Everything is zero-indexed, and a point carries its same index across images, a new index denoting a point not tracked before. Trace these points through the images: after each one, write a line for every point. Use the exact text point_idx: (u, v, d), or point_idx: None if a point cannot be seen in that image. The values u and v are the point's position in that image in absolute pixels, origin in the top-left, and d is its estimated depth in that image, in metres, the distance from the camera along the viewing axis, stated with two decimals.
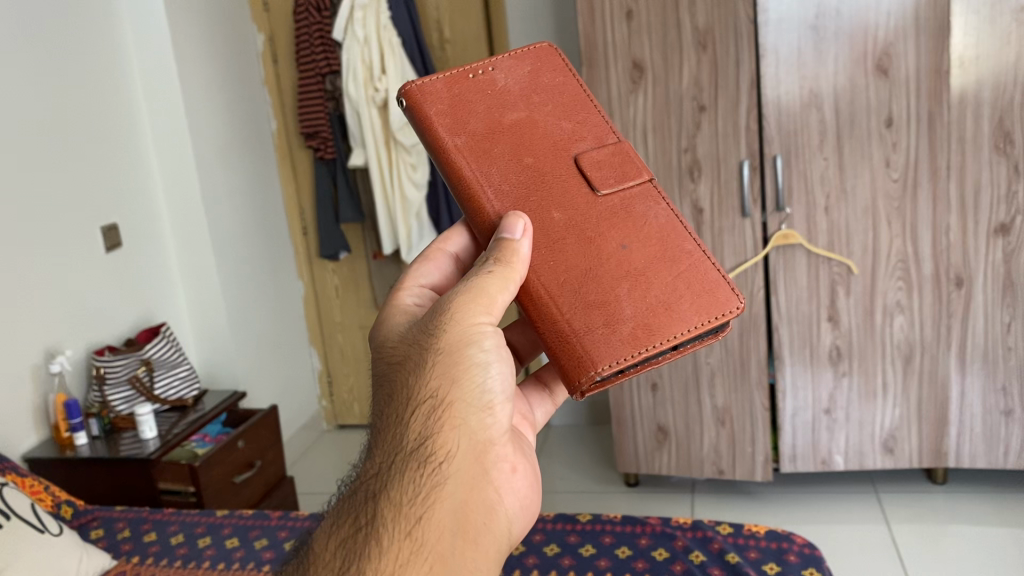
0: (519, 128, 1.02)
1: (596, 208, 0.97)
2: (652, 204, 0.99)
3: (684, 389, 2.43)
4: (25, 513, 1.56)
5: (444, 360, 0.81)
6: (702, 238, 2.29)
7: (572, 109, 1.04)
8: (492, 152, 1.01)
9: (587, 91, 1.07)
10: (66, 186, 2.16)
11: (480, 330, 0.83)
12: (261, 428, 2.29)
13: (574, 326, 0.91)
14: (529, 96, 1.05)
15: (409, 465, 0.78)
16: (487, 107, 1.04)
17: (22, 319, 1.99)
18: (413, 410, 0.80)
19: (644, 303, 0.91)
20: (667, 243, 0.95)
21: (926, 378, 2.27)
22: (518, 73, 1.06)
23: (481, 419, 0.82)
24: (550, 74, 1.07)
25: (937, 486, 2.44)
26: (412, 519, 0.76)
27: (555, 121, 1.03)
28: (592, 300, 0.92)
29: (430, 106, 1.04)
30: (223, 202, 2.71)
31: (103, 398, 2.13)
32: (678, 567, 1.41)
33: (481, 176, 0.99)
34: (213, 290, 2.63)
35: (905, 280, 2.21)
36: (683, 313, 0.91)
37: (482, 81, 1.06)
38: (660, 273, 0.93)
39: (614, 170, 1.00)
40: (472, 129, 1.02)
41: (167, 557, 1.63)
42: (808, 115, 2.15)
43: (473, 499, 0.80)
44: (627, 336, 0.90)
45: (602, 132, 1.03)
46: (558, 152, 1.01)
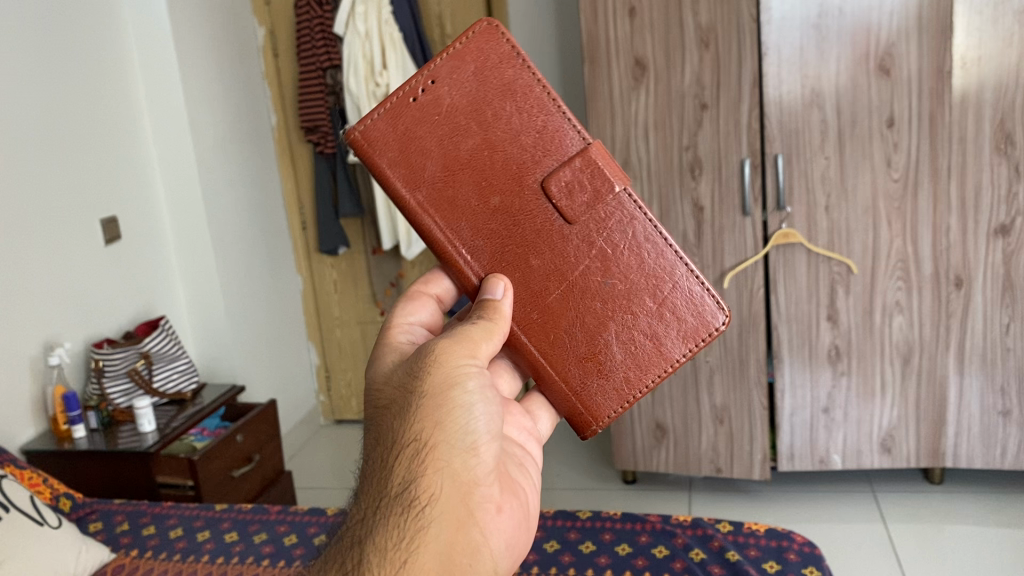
0: (479, 160, 0.96)
1: (573, 243, 0.97)
2: (627, 220, 0.98)
3: (682, 386, 2.43)
4: (25, 505, 1.56)
5: (428, 402, 0.82)
6: (703, 236, 2.29)
7: (529, 117, 0.96)
8: (458, 199, 0.97)
9: (540, 80, 0.96)
10: (65, 177, 2.15)
11: (463, 373, 0.85)
12: (259, 422, 2.29)
13: (572, 382, 0.99)
14: (480, 112, 0.95)
15: (393, 509, 0.77)
16: (439, 140, 0.96)
17: (20, 310, 1.98)
18: (397, 453, 0.80)
19: (631, 346, 0.99)
20: (648, 269, 0.98)
21: (924, 379, 2.28)
22: (461, 82, 0.95)
23: (466, 460, 0.82)
24: (496, 72, 0.95)
25: (933, 486, 2.45)
26: (396, 563, 0.75)
27: (514, 140, 0.96)
28: (583, 355, 0.99)
29: (380, 155, 0.97)
30: (223, 196, 2.70)
31: (101, 390, 2.13)
32: (678, 565, 1.41)
33: (452, 232, 0.98)
34: (212, 283, 2.63)
35: (904, 279, 2.22)
36: (670, 344, 0.99)
37: (427, 104, 0.96)
38: (643, 305, 0.98)
39: (586, 190, 0.96)
40: (431, 173, 0.97)
41: (166, 550, 1.63)
42: (809, 114, 2.16)
43: (459, 541, 0.79)
44: (620, 383, 0.99)
45: (563, 139, 0.96)
46: (525, 183, 0.96)
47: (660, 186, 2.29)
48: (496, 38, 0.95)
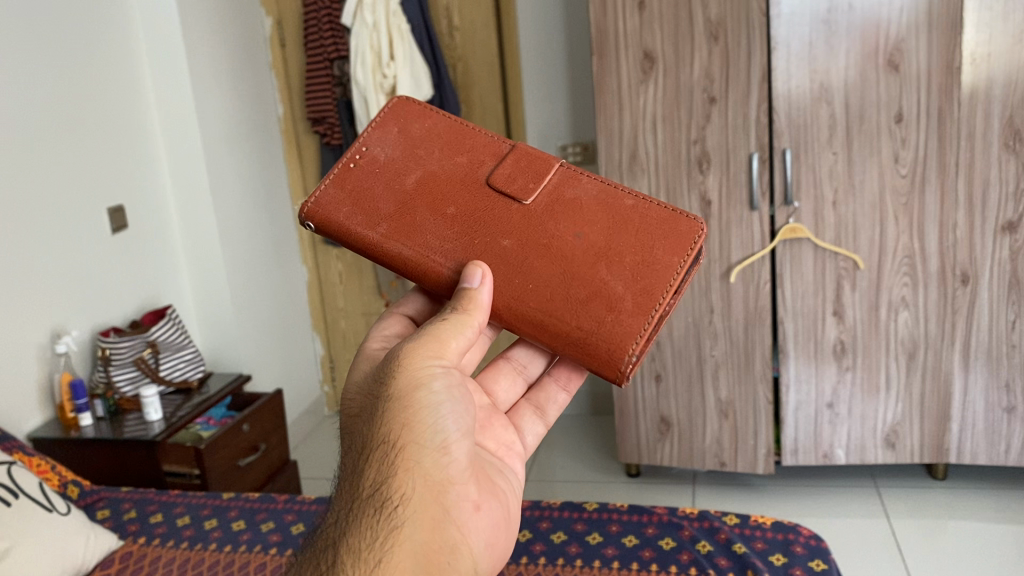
0: (424, 184, 1.06)
1: (536, 217, 1.03)
2: (576, 185, 1.06)
3: (687, 380, 2.44)
4: (34, 491, 1.56)
5: (394, 405, 0.85)
6: (710, 230, 2.29)
7: (458, 142, 1.09)
8: (417, 219, 1.05)
9: (455, 117, 1.12)
10: (73, 165, 2.15)
11: (429, 373, 0.88)
12: (264, 412, 2.29)
13: (584, 326, 0.99)
14: (412, 154, 1.09)
15: (365, 511, 0.80)
16: (384, 182, 1.08)
17: (28, 298, 1.99)
18: (368, 456, 0.83)
19: (628, 272, 1.00)
20: (614, 212, 1.03)
21: (929, 375, 2.28)
22: (388, 139, 1.10)
23: (437, 460, 0.84)
24: (416, 124, 1.11)
25: (936, 482, 2.45)
26: (370, 563, 0.77)
27: (449, 160, 1.08)
28: (583, 297, 1.00)
29: (335, 214, 1.07)
30: (229, 186, 2.71)
31: (108, 378, 2.13)
32: (684, 557, 1.42)
33: (422, 244, 1.03)
34: (218, 273, 2.63)
35: (910, 275, 2.22)
36: (664, 261, 1.00)
37: (366, 164, 1.09)
38: (623, 240, 1.02)
39: (527, 174, 1.05)
40: (385, 211, 1.06)
41: (173, 538, 1.63)
42: (818, 109, 2.15)
43: (436, 540, 0.81)
44: (633, 307, 0.99)
45: (492, 146, 1.08)
46: (473, 187, 1.06)
47: (667, 179, 2.29)
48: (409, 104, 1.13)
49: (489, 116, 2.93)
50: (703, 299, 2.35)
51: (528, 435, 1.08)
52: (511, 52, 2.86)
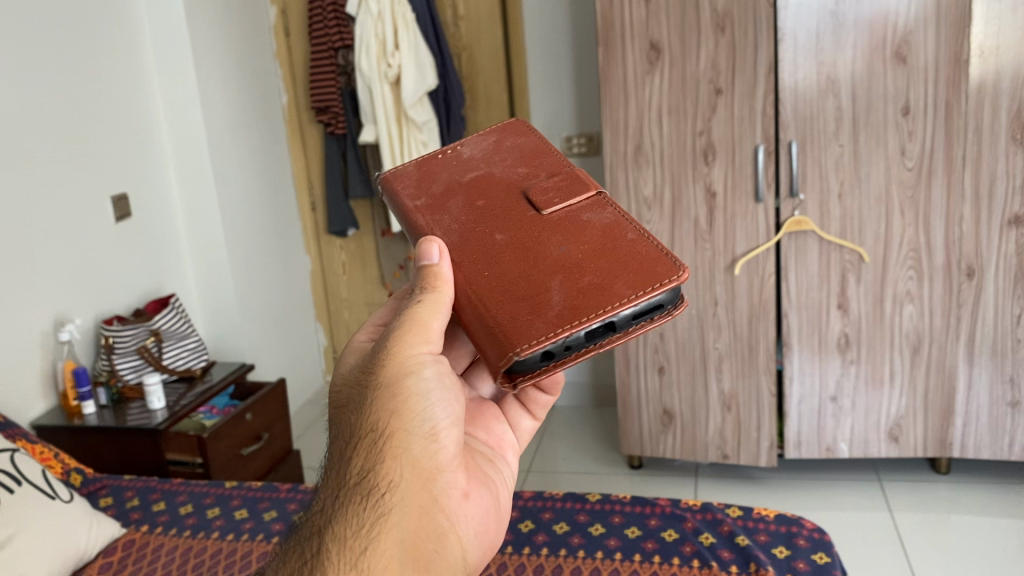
0: (477, 181, 1.02)
1: (540, 223, 0.95)
2: (597, 212, 0.96)
3: (691, 372, 2.44)
4: (37, 479, 1.56)
5: (384, 393, 0.84)
6: (716, 222, 2.28)
7: (529, 158, 1.05)
8: (449, 203, 1.00)
9: (549, 144, 1.07)
10: (77, 153, 2.15)
11: (419, 360, 0.86)
12: (267, 401, 2.29)
13: (499, 318, 0.86)
14: (489, 158, 1.06)
15: (353, 499, 0.79)
16: (450, 172, 1.05)
17: (31, 286, 1.99)
18: (355, 444, 0.82)
19: (575, 288, 0.86)
20: (609, 239, 0.91)
21: (933, 369, 2.28)
22: (482, 144, 1.08)
23: (426, 447, 0.83)
24: (512, 140, 1.08)
25: (939, 476, 2.45)
26: (356, 551, 0.77)
27: (512, 170, 1.03)
28: (520, 296, 0.87)
29: (396, 183, 1.05)
30: (233, 175, 2.70)
31: (111, 366, 2.13)
32: (687, 549, 1.41)
33: (435, 221, 0.98)
34: (221, 262, 2.63)
35: (915, 269, 2.21)
36: (616, 289, 0.85)
37: (449, 156, 1.07)
38: (595, 261, 0.89)
39: (561, 191, 0.97)
40: (434, 190, 1.03)
41: (175, 527, 1.63)
42: (825, 101, 2.14)
43: (423, 527, 0.81)
44: (553, 318, 0.84)
45: (557, 168, 1.02)
46: (510, 191, 1.00)
47: (673, 171, 2.28)
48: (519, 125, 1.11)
49: (495, 107, 2.94)
50: (708, 292, 2.35)
51: (519, 430, 1.07)
52: (516, 43, 2.85)
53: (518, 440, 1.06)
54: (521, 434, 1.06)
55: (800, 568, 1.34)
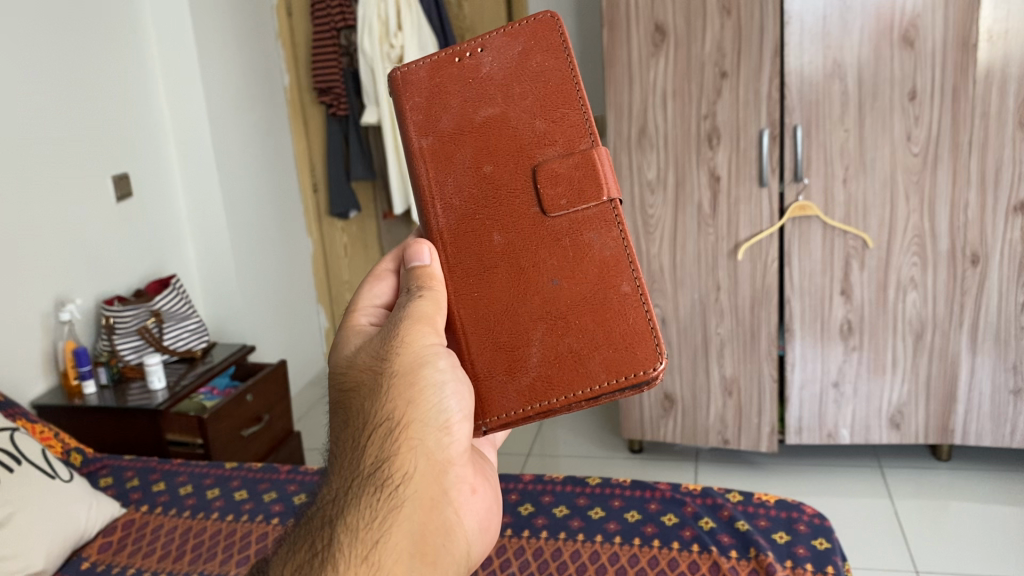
0: (488, 129, 0.93)
1: (539, 230, 0.91)
2: (601, 231, 0.91)
3: (692, 357, 2.43)
4: (36, 458, 1.56)
5: (399, 382, 0.80)
6: (719, 206, 2.27)
7: (552, 105, 0.92)
8: (454, 158, 0.94)
9: (578, 79, 0.92)
10: (77, 131, 2.14)
11: (433, 351, 0.84)
12: (268, 381, 2.29)
13: (478, 367, 0.91)
14: (509, 87, 0.93)
15: (366, 489, 0.75)
16: (463, 101, 0.94)
17: (31, 265, 1.98)
18: (369, 433, 0.78)
19: (552, 352, 0.89)
20: (600, 281, 0.89)
21: (936, 355, 2.27)
22: (505, 55, 0.94)
23: (440, 439, 0.80)
24: (539, 58, 0.93)
25: (940, 463, 2.45)
26: (368, 543, 0.72)
27: (529, 120, 0.92)
28: (502, 343, 0.91)
29: (407, 98, 0.96)
30: (235, 156, 2.69)
31: (111, 347, 2.13)
32: (687, 533, 1.41)
33: (438, 185, 0.95)
34: (222, 243, 2.62)
35: (920, 255, 2.20)
36: (590, 369, 0.88)
37: (467, 67, 0.95)
38: (579, 317, 0.89)
39: (570, 187, 0.90)
40: (443, 128, 0.95)
41: (175, 507, 1.63)
42: (830, 85, 2.13)
43: (433, 520, 0.77)
44: (525, 388, 0.90)
45: (576, 135, 0.91)
46: (519, 160, 0.92)
47: (676, 155, 2.26)
48: (552, 29, 0.94)
49: None
50: (710, 277, 2.34)
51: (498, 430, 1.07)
52: None
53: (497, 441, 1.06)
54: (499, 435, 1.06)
55: (800, 554, 1.34)
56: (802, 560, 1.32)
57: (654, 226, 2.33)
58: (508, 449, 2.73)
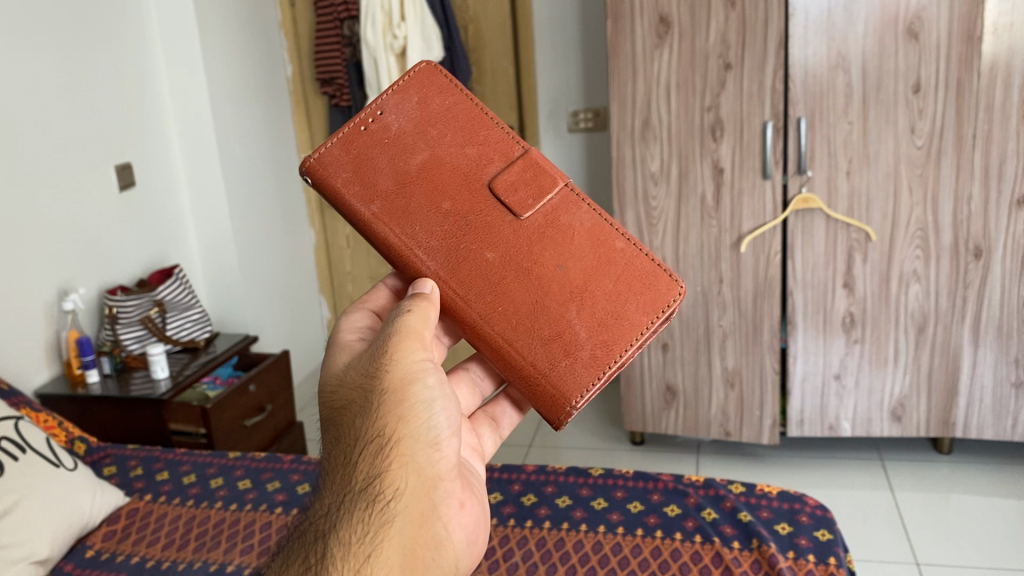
0: (428, 172, 0.99)
1: (524, 234, 0.98)
2: (574, 212, 1.00)
3: (694, 349, 2.43)
4: (41, 446, 1.56)
5: (389, 398, 0.82)
6: (722, 198, 2.27)
7: (472, 132, 1.01)
8: (410, 208, 0.99)
9: (477, 103, 1.03)
10: (80, 121, 2.13)
11: (422, 367, 0.85)
12: (270, 371, 2.29)
13: (537, 365, 0.97)
14: (425, 132, 1.01)
15: (357, 504, 0.76)
16: (390, 158, 1.00)
17: (35, 254, 1.98)
18: (360, 449, 0.79)
19: (595, 320, 0.97)
20: (599, 249, 0.99)
21: (938, 348, 2.28)
22: (406, 109, 1.02)
23: (429, 455, 0.82)
24: (437, 99, 1.02)
25: (941, 456, 2.45)
26: (360, 557, 0.73)
27: (459, 150, 1.00)
28: (547, 335, 0.97)
29: (335, 177, 1.00)
30: (238, 146, 2.69)
31: (115, 336, 2.13)
32: (689, 524, 1.42)
33: (408, 235, 0.98)
34: (225, 234, 2.62)
35: (923, 249, 2.20)
36: (633, 317, 0.97)
37: (375, 131, 1.01)
38: (600, 284, 0.98)
39: (530, 186, 0.99)
40: (384, 187, 0.99)
41: (179, 496, 1.64)
42: (834, 78, 2.12)
43: (422, 534, 0.79)
44: (589, 359, 0.96)
45: (506, 146, 1.01)
46: (471, 185, 0.99)
47: (680, 146, 2.26)
48: (434, 75, 1.04)
49: (501, 80, 2.91)
50: (713, 269, 2.34)
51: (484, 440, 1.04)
52: (523, 15, 2.82)
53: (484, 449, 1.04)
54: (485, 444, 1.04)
55: (802, 545, 1.34)
56: (804, 551, 1.33)
57: (657, 218, 2.34)
58: (510, 440, 2.74)
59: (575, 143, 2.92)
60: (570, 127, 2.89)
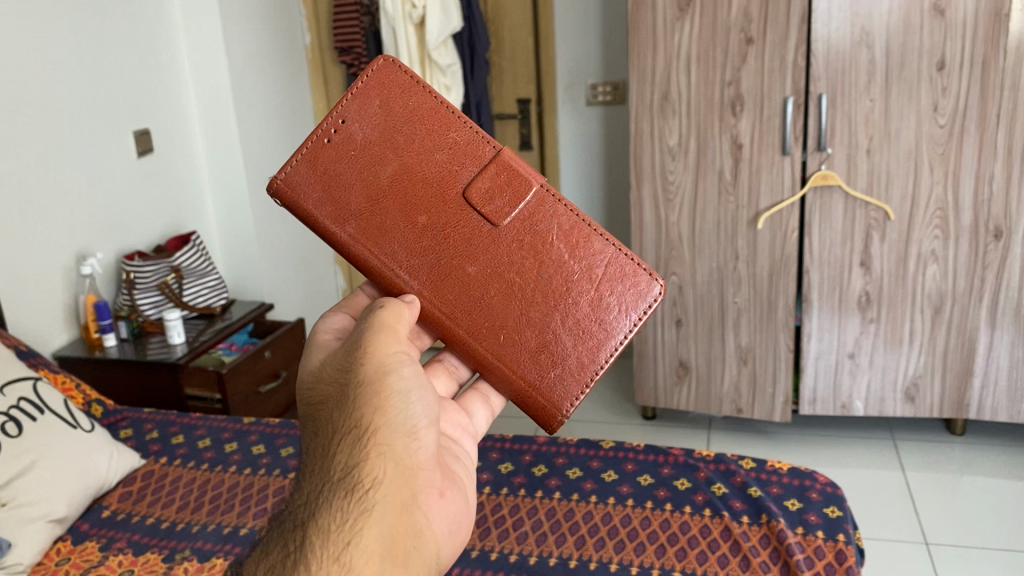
0: (399, 186, 0.96)
1: (503, 245, 0.97)
2: (552, 215, 0.97)
3: (708, 326, 2.43)
4: (59, 407, 1.58)
5: (365, 390, 0.78)
6: (740, 174, 2.25)
7: (441, 135, 0.96)
8: (386, 226, 0.97)
9: (445, 101, 0.97)
10: (97, 85, 2.13)
11: (396, 360, 0.82)
12: (286, 339, 2.31)
13: (528, 377, 0.98)
14: (392, 142, 0.96)
15: (336, 493, 0.71)
16: (359, 173, 0.96)
17: (53, 217, 1.99)
18: (338, 439, 0.75)
19: (578, 326, 0.98)
20: (577, 251, 0.97)
21: (954, 329, 2.26)
22: (369, 118, 0.96)
23: (407, 445, 0.78)
24: (399, 103, 0.96)
25: (954, 437, 2.45)
26: (339, 545, 0.68)
27: (429, 157, 0.96)
28: (533, 347, 0.98)
29: (306, 198, 0.97)
30: (257, 114, 2.68)
31: (132, 301, 2.15)
32: (699, 498, 1.42)
33: (388, 255, 0.97)
34: (242, 201, 2.62)
35: (942, 228, 2.18)
36: (616, 321, 0.98)
37: (340, 143, 0.96)
38: (583, 290, 0.98)
39: (505, 194, 0.96)
40: (356, 206, 0.97)
41: (193, 460, 1.66)
42: (857, 54, 2.09)
43: (402, 524, 0.74)
44: (576, 367, 0.98)
45: (478, 148, 0.96)
46: (445, 196, 0.96)
47: (699, 120, 2.24)
48: (394, 73, 0.96)
49: (520, 51, 2.88)
50: (729, 245, 2.33)
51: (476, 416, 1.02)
52: None
53: (475, 427, 1.01)
54: (475, 421, 1.01)
55: (811, 521, 1.35)
56: (813, 527, 1.33)
57: (674, 193, 2.33)
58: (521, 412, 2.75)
59: (593, 116, 2.90)
60: (588, 100, 2.88)
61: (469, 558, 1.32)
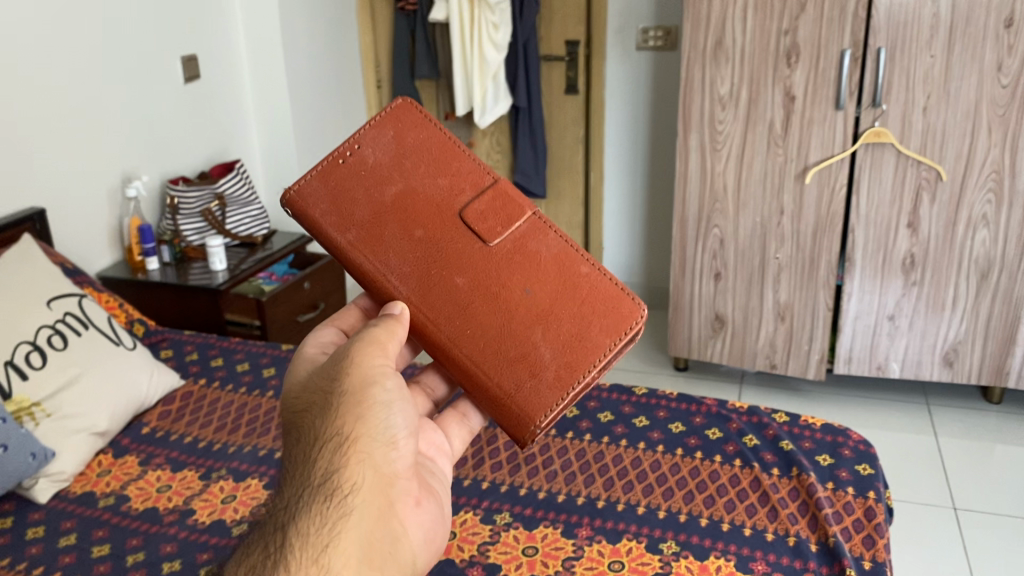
0: (401, 202, 0.99)
1: (493, 261, 0.99)
2: (541, 238, 1.01)
3: (748, 279, 2.41)
4: (103, 325, 1.61)
5: (347, 400, 0.81)
6: (790, 126, 2.21)
7: (445, 163, 1.02)
8: (384, 237, 0.99)
9: (454, 138, 1.03)
10: (147, 8, 2.13)
11: (381, 371, 0.84)
12: (325, 271, 2.33)
13: (505, 386, 0.97)
14: (400, 165, 1.01)
15: (315, 497, 0.74)
16: (365, 189, 1.00)
17: (101, 139, 2.01)
18: (318, 446, 0.78)
19: (558, 341, 0.97)
20: (563, 273, 1.00)
21: (999, 296, 2.22)
22: (382, 144, 1.02)
23: (386, 453, 0.81)
24: (412, 134, 1.02)
25: (990, 406, 2.42)
26: (318, 548, 0.71)
27: (431, 181, 1.01)
28: (512, 357, 0.97)
29: (313, 209, 1.00)
30: (304, 45, 2.67)
31: (175, 226, 2.17)
32: (730, 448, 1.42)
33: (382, 262, 0.98)
34: (285, 133, 2.63)
35: (996, 192, 2.12)
36: (596, 339, 0.98)
37: (351, 164, 1.01)
38: (567, 307, 0.98)
39: (499, 216, 1.00)
40: (359, 217, 1.00)
41: (232, 383, 1.69)
42: (922, 6, 2.02)
43: (378, 530, 0.78)
44: (553, 379, 0.96)
45: (478, 177, 1.01)
46: (443, 213, 0.99)
47: (752, 70, 2.19)
48: (410, 112, 1.04)
49: None
50: (774, 199, 2.29)
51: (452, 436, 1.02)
52: None
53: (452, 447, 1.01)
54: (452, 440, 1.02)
55: (842, 477, 1.34)
56: (844, 483, 1.33)
57: (722, 143, 2.29)
58: None
59: (642, 62, 2.85)
60: (638, 44, 2.82)
61: (498, 492, 1.34)
